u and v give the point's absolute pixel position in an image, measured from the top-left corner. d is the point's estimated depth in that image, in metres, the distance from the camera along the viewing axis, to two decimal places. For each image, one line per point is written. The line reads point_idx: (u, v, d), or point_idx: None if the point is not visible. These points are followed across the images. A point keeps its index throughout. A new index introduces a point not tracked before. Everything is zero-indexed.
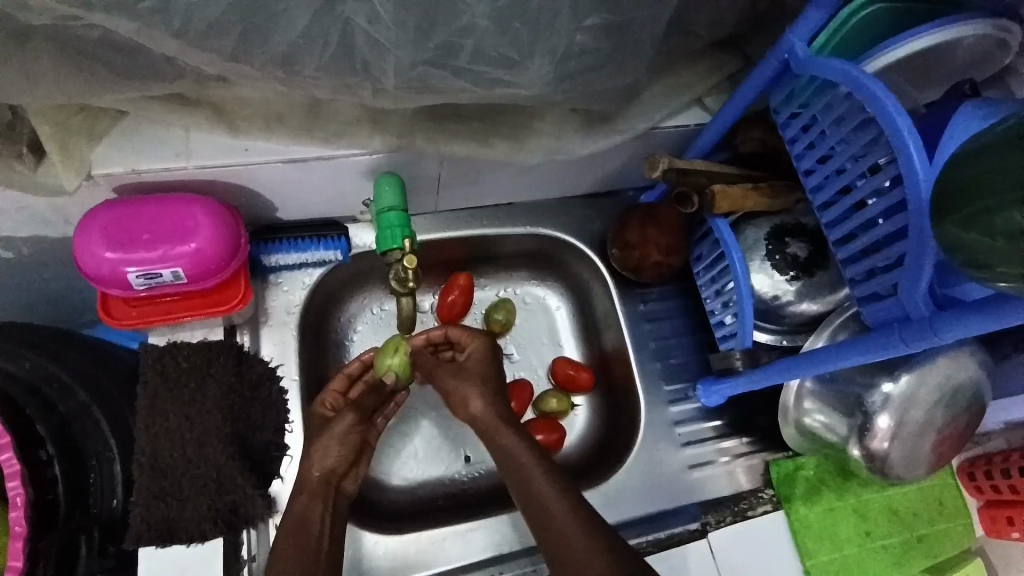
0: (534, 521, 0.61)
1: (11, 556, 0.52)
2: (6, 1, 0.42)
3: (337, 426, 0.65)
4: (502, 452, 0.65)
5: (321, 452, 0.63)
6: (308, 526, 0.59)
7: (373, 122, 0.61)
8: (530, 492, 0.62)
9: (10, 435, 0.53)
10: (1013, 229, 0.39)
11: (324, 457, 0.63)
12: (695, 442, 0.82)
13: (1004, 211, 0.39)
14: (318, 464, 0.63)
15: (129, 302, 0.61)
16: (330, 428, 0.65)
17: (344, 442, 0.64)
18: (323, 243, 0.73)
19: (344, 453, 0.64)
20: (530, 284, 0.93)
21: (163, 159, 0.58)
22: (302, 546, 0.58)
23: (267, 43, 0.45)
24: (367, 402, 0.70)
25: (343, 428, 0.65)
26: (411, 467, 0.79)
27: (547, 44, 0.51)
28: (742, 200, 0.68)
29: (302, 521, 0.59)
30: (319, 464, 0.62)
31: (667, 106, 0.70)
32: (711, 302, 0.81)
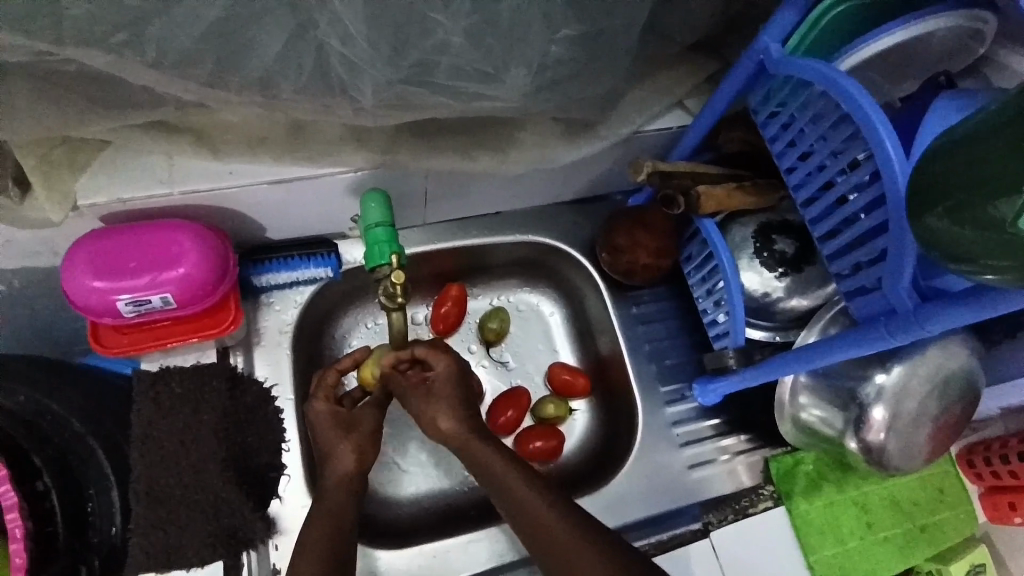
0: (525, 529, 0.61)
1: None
2: None
3: (367, 424, 0.67)
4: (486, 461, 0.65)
5: (344, 449, 0.64)
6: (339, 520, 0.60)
7: (356, 139, 0.61)
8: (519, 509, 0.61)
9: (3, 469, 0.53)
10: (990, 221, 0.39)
11: (351, 458, 0.64)
12: (693, 442, 0.81)
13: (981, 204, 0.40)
14: (342, 461, 0.64)
15: (120, 330, 0.61)
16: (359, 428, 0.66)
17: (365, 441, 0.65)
18: (312, 261, 0.73)
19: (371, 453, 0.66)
20: (523, 291, 0.93)
21: (148, 186, 0.59)
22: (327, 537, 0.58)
23: (243, 69, 0.46)
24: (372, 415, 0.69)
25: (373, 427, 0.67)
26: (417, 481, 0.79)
27: (522, 57, 0.51)
28: (727, 199, 0.69)
29: (336, 514, 0.60)
30: (346, 463, 0.64)
31: (648, 110, 0.70)
32: (702, 301, 0.82)
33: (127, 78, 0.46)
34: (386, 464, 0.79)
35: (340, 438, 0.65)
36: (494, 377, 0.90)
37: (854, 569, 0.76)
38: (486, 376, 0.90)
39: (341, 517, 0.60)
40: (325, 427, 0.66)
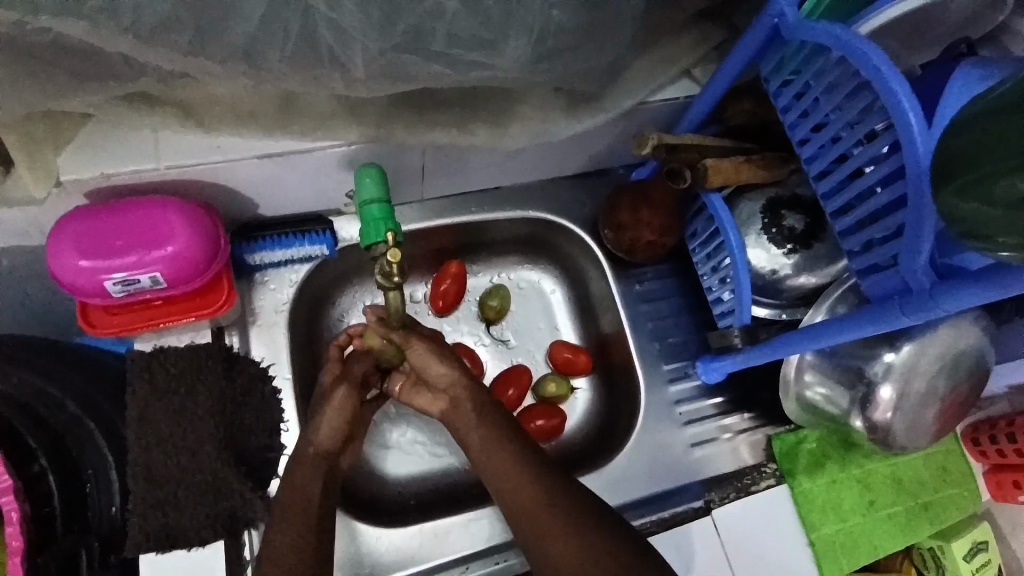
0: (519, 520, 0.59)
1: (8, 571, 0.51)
2: None
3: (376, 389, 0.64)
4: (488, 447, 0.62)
5: (323, 418, 0.61)
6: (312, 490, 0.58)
7: (349, 112, 0.59)
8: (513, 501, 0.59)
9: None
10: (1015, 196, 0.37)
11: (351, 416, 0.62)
12: (696, 420, 0.81)
13: (1000, 179, 0.38)
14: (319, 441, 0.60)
15: (111, 311, 0.60)
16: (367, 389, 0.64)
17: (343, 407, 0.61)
18: (308, 239, 0.72)
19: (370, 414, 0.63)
20: (523, 268, 0.92)
21: (133, 161, 0.56)
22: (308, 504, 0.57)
23: (227, 36, 0.43)
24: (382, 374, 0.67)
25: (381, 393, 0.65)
26: (440, 454, 0.79)
27: (522, 23, 0.48)
28: (735, 173, 0.67)
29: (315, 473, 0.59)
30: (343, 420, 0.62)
31: (654, 80, 0.67)
32: (707, 279, 0.80)
33: (105, 48, 0.44)
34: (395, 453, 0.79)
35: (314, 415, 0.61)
36: (495, 356, 0.89)
37: (856, 547, 0.76)
38: (487, 354, 0.89)
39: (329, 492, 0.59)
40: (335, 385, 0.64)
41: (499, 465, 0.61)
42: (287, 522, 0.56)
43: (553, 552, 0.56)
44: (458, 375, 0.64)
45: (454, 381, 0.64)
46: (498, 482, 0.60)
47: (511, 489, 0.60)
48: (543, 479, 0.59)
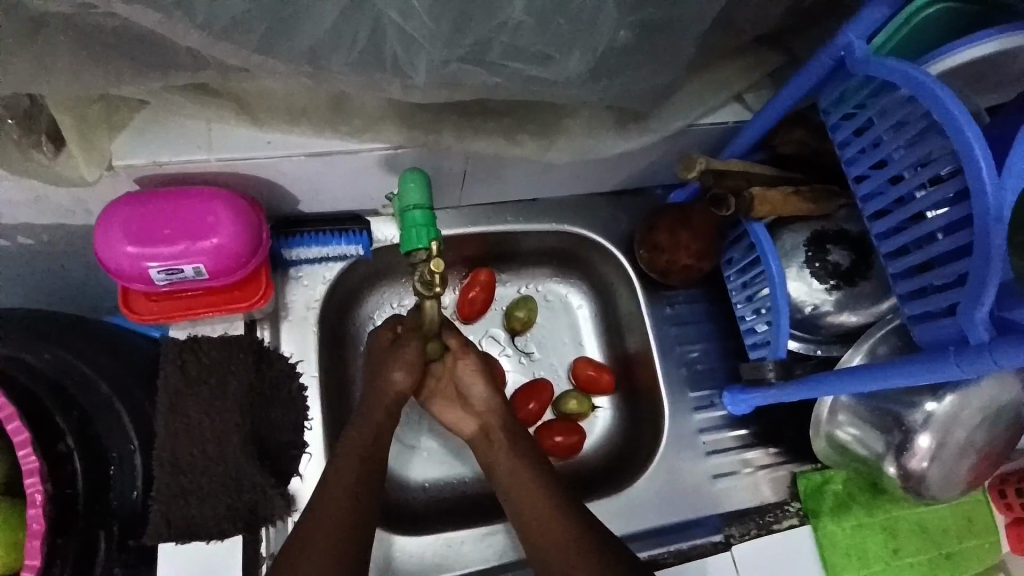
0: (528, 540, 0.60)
1: (27, 555, 0.51)
2: None
3: (406, 351, 0.64)
4: (511, 482, 0.63)
5: (390, 374, 0.64)
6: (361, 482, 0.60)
7: (398, 116, 0.58)
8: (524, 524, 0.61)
9: (27, 432, 0.53)
10: None
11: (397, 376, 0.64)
12: (719, 451, 0.79)
13: None
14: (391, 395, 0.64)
15: (151, 297, 0.60)
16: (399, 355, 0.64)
17: (409, 361, 0.64)
18: (344, 238, 0.72)
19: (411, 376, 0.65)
20: (553, 281, 0.91)
21: (185, 150, 0.57)
22: (350, 506, 0.58)
23: (294, 37, 0.43)
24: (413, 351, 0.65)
25: (412, 354, 0.64)
26: (446, 466, 0.79)
27: (587, 41, 0.48)
28: (782, 203, 0.65)
29: (356, 475, 0.60)
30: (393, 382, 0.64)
31: (705, 103, 0.66)
32: (741, 307, 0.79)
33: (174, 40, 0.44)
34: (420, 460, 0.78)
35: (388, 364, 0.65)
36: (518, 367, 0.88)
37: None
38: (509, 365, 0.88)
39: (358, 507, 0.59)
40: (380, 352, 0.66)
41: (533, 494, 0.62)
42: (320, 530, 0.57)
43: None
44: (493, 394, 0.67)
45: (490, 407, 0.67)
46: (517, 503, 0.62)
47: (533, 517, 0.60)
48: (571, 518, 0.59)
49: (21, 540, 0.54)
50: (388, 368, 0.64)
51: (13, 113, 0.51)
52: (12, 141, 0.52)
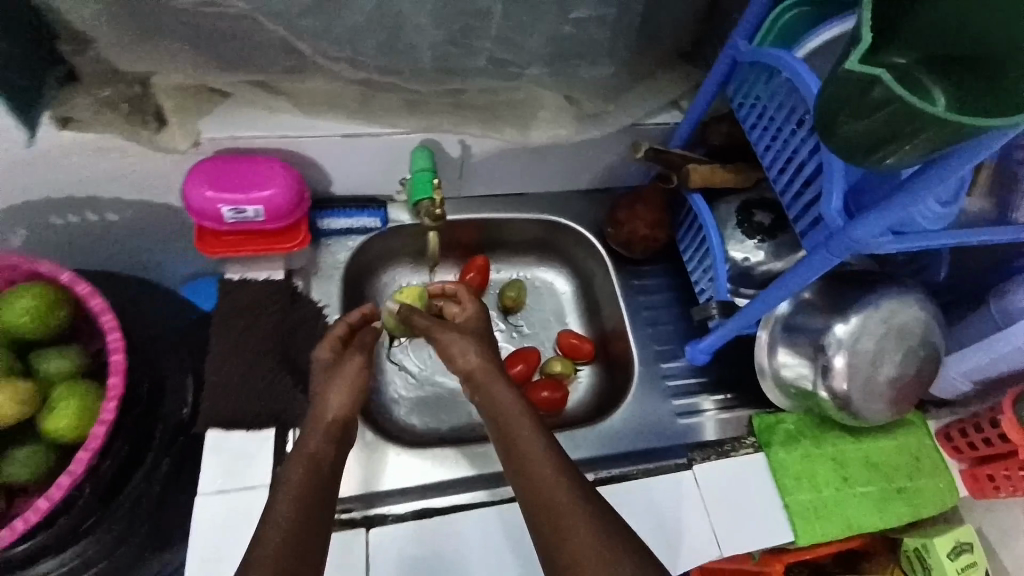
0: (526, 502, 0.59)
1: (103, 411, 0.61)
2: None
3: (347, 365, 0.68)
4: (506, 448, 0.63)
5: (334, 395, 0.66)
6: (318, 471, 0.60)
7: (411, 107, 0.80)
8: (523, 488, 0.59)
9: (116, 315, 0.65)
10: (885, 99, 0.44)
11: (339, 397, 0.66)
12: (682, 394, 0.90)
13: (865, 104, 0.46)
14: (331, 410, 0.65)
15: (217, 237, 0.76)
16: (340, 371, 0.68)
17: (349, 383, 0.67)
18: (366, 212, 0.89)
19: (354, 393, 0.67)
20: (539, 268, 1.08)
21: (254, 127, 0.76)
22: (314, 487, 0.58)
23: (342, 25, 0.65)
24: (360, 372, 0.68)
25: (354, 367, 0.68)
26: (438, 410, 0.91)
27: (542, 28, 0.71)
28: (712, 175, 0.83)
29: (315, 466, 0.60)
30: (338, 403, 0.65)
31: (647, 105, 0.87)
32: (694, 271, 0.93)
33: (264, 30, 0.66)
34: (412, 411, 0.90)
35: (329, 386, 0.67)
36: (509, 339, 1.03)
37: (829, 516, 0.81)
38: (502, 338, 1.03)
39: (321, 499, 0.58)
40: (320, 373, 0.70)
41: (517, 442, 0.62)
42: (278, 519, 0.55)
43: (565, 543, 0.55)
44: (479, 357, 0.67)
45: (480, 368, 0.67)
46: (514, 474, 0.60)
47: (524, 485, 0.59)
48: (557, 455, 0.61)
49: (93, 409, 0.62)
50: (329, 388, 0.67)
51: (129, 100, 0.72)
52: (128, 121, 0.72)
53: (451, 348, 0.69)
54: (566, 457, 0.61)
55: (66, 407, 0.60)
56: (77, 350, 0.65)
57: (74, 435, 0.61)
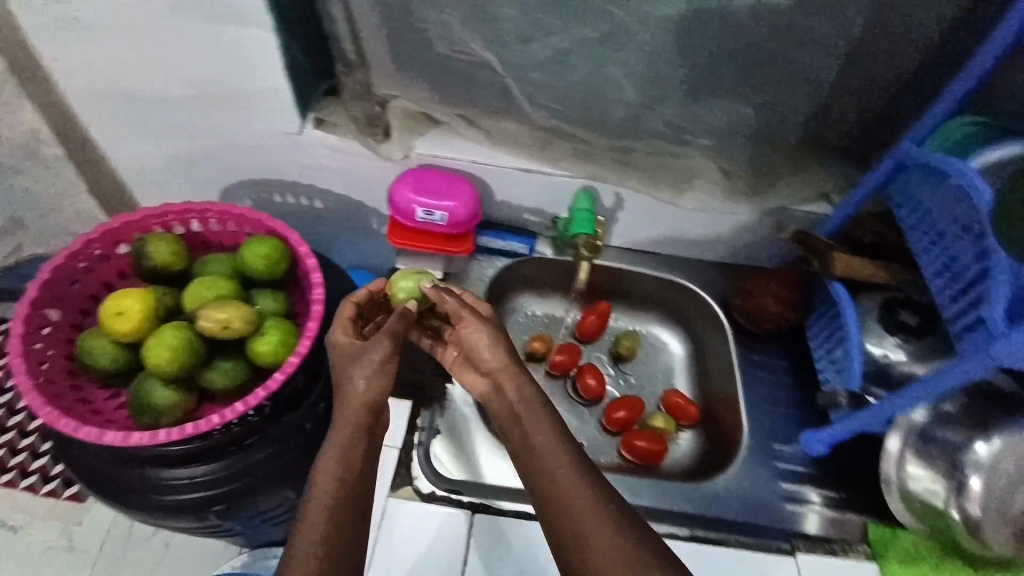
0: (548, 514, 0.62)
1: (300, 345, 0.74)
2: (441, 35, 0.80)
3: (373, 352, 0.66)
4: (524, 451, 0.65)
5: (359, 382, 0.65)
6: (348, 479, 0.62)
7: (583, 158, 0.91)
8: (545, 499, 0.62)
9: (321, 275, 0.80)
10: None
11: (366, 384, 0.65)
12: (791, 480, 0.88)
13: None
14: (357, 395, 0.65)
15: (404, 229, 0.91)
16: (365, 356, 0.66)
17: (376, 370, 0.66)
18: (519, 237, 1.00)
19: (383, 378, 0.66)
20: (655, 326, 1.12)
21: (454, 151, 0.90)
22: (343, 475, 0.62)
23: (557, 80, 0.82)
24: (389, 360, 0.67)
25: (380, 354, 0.66)
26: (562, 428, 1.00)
27: (722, 105, 0.83)
28: (859, 267, 0.84)
29: (350, 451, 0.63)
30: (366, 390, 0.65)
31: (797, 194, 0.92)
32: (820, 360, 0.93)
33: (496, 74, 0.83)
34: None
35: (354, 372, 0.66)
36: (616, 386, 1.07)
37: None
38: (611, 382, 1.07)
39: (348, 493, 0.62)
40: (343, 354, 0.68)
41: (540, 458, 0.64)
42: (319, 503, 0.61)
43: (592, 559, 0.58)
44: (501, 352, 0.69)
45: (502, 367, 0.68)
46: (537, 482, 0.63)
47: (547, 495, 0.62)
48: (583, 472, 0.63)
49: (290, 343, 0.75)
50: (354, 375, 0.66)
51: (367, 117, 0.90)
52: (361, 132, 0.90)
53: (474, 343, 0.69)
54: (595, 474, 0.63)
55: (273, 335, 0.74)
56: (283, 296, 0.80)
57: (273, 360, 0.74)
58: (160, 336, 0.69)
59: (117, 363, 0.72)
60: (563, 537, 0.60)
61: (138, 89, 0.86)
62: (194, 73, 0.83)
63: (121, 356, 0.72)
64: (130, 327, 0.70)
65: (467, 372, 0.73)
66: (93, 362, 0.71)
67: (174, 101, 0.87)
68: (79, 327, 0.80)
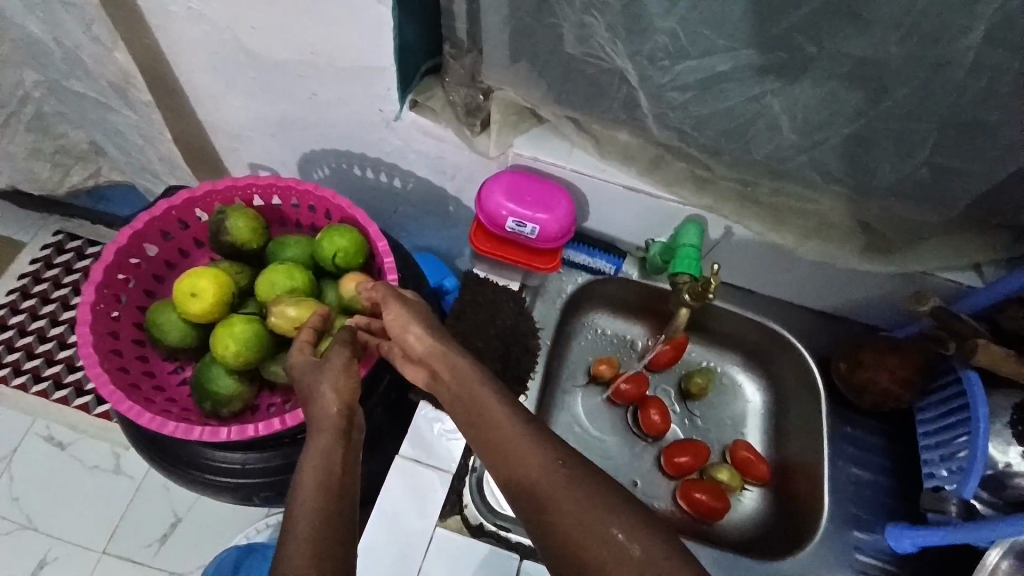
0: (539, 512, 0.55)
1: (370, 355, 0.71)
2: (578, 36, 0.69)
3: (330, 360, 0.60)
4: (497, 450, 0.58)
5: (326, 389, 0.58)
6: (333, 487, 0.51)
7: (696, 184, 0.82)
8: (537, 497, 0.55)
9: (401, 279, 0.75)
10: None
11: (332, 389, 0.58)
12: (867, 573, 0.80)
13: None
14: (326, 401, 0.57)
15: (488, 236, 0.85)
16: (320, 364, 0.59)
17: (342, 377, 0.58)
18: (606, 256, 0.92)
19: (348, 381, 0.59)
20: (735, 369, 1.01)
21: (557, 155, 0.83)
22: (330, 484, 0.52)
23: (700, 105, 0.70)
24: (347, 370, 0.60)
25: (339, 359, 0.60)
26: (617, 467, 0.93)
27: (890, 159, 0.69)
28: (1001, 359, 0.70)
29: (332, 456, 0.53)
30: (333, 399, 0.57)
31: (947, 260, 0.79)
32: (927, 449, 0.82)
33: (625, 84, 0.73)
34: None
35: (316, 381, 0.58)
36: (679, 425, 0.98)
37: None
38: (674, 420, 0.98)
39: (342, 509, 0.51)
40: (302, 367, 0.61)
41: (507, 446, 0.58)
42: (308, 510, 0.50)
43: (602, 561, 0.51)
44: (430, 333, 0.64)
45: (432, 351, 0.63)
46: (526, 481, 0.56)
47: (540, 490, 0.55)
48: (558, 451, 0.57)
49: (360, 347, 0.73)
50: (319, 383, 0.58)
51: (468, 104, 0.83)
52: (459, 121, 0.83)
53: (403, 331, 0.64)
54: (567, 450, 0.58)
55: None
56: None
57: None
58: (229, 327, 0.66)
59: (187, 341, 0.71)
60: (551, 535, 0.54)
61: (239, 45, 0.81)
62: (298, 37, 0.76)
63: (190, 334, 0.71)
64: (201, 310, 0.68)
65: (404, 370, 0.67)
66: (163, 338, 0.70)
67: (271, 62, 0.82)
68: (151, 293, 0.79)
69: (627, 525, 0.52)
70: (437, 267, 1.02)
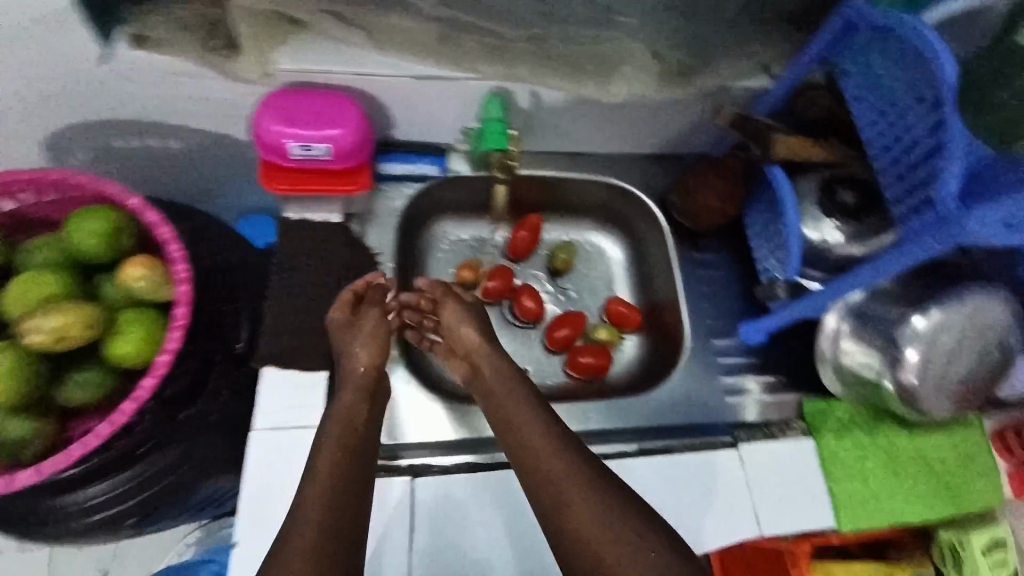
0: (527, 474, 0.66)
1: (169, 340, 0.63)
2: None
3: (365, 325, 0.72)
4: (509, 424, 0.69)
5: (359, 351, 0.71)
6: (352, 441, 0.64)
7: (492, 54, 0.75)
8: (533, 467, 0.65)
9: (181, 248, 0.66)
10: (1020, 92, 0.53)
11: (366, 353, 0.70)
12: (734, 371, 0.88)
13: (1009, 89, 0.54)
14: (361, 363, 0.70)
15: (281, 170, 0.76)
16: (359, 328, 0.72)
17: (372, 335, 0.72)
18: (426, 158, 0.88)
19: (378, 345, 0.72)
20: (593, 233, 1.02)
21: (333, 61, 0.73)
22: (346, 438, 0.64)
23: None
24: (381, 331, 0.73)
25: (373, 324, 0.73)
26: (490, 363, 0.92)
27: None
28: (801, 147, 0.76)
29: (351, 418, 0.66)
30: (363, 359, 0.70)
31: (736, 66, 0.82)
32: (759, 248, 0.89)
33: None
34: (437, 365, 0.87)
35: (353, 341, 0.71)
36: (554, 303, 0.98)
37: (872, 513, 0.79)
38: (548, 300, 0.98)
39: (349, 475, 0.61)
40: (338, 330, 0.73)
41: (518, 428, 0.68)
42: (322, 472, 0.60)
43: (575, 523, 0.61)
44: (479, 336, 0.76)
45: (473, 344, 0.76)
46: (524, 457, 0.66)
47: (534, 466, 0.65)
48: (572, 444, 0.66)
49: (156, 338, 0.65)
50: (355, 348, 0.71)
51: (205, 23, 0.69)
52: (201, 49, 0.70)
53: (453, 327, 0.77)
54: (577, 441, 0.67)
55: (133, 330, 0.63)
56: None
57: (139, 359, 0.64)
58: None
59: None
60: (538, 501, 0.64)
61: None
62: None
63: None
64: None
65: (448, 357, 0.80)
66: None
67: None
68: None
69: (621, 512, 0.61)
70: (257, 226, 0.91)
